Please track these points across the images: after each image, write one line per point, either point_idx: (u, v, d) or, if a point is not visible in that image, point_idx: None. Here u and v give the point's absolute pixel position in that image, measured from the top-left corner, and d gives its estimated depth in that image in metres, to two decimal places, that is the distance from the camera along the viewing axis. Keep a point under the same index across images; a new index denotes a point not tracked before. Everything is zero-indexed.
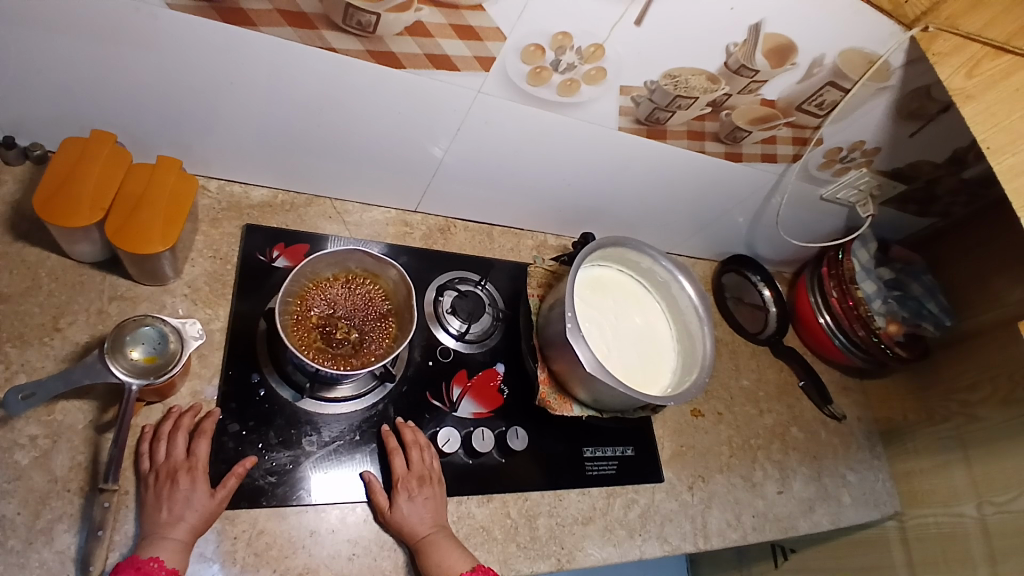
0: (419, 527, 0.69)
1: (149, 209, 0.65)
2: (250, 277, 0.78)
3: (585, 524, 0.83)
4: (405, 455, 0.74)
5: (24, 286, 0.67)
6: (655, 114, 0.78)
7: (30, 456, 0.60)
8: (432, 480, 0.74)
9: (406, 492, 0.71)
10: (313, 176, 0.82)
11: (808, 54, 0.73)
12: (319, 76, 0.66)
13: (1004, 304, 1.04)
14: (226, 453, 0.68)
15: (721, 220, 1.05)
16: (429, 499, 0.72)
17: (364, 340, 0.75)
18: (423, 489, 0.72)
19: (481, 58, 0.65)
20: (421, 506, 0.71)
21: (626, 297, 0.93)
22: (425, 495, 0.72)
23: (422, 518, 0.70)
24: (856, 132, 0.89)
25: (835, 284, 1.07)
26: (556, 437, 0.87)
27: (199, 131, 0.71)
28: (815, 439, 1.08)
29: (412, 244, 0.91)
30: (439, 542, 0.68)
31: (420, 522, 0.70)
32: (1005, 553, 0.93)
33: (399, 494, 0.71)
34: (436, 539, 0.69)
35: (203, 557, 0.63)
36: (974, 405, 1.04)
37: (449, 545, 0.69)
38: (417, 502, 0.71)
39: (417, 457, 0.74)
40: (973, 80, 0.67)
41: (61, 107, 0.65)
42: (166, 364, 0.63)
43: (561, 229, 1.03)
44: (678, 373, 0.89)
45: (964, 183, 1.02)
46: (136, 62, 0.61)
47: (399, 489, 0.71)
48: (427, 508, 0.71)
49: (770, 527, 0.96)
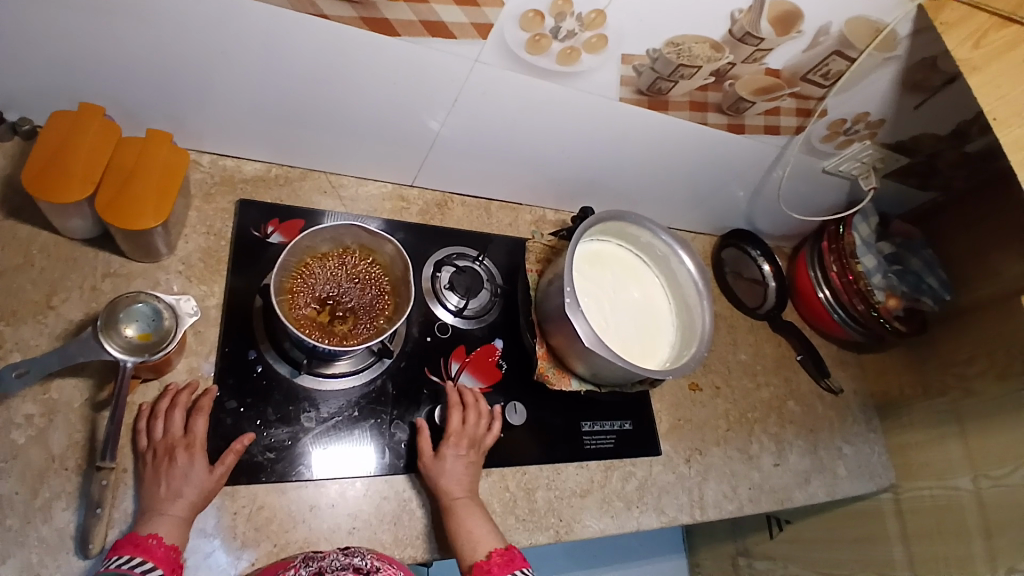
0: (455, 486, 0.71)
1: (141, 183, 0.63)
2: (245, 252, 0.77)
3: (583, 496, 0.84)
4: (460, 413, 0.77)
5: (16, 263, 0.66)
6: (657, 84, 0.76)
7: (27, 434, 0.60)
8: (478, 445, 0.76)
9: (452, 450, 0.73)
10: (307, 150, 0.81)
11: (814, 22, 0.71)
12: (310, 46, 0.64)
13: (1003, 279, 1.03)
14: (224, 430, 0.68)
15: (722, 193, 1.03)
16: (469, 462, 0.74)
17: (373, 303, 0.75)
18: (467, 451, 0.74)
19: (478, 25, 0.63)
20: (461, 467, 0.73)
21: (625, 271, 0.92)
22: (469, 459, 0.74)
23: (458, 479, 0.72)
24: (860, 103, 0.87)
25: (835, 259, 1.06)
26: (555, 411, 0.87)
27: (189, 103, 0.69)
28: (812, 413, 1.09)
29: (410, 219, 0.90)
30: (468, 507, 0.70)
31: (455, 483, 0.72)
32: (1002, 526, 0.92)
33: (448, 449, 0.73)
34: (466, 503, 0.71)
35: (204, 531, 0.63)
36: (971, 378, 1.04)
37: (476, 513, 0.70)
38: (458, 462, 0.73)
39: (472, 420, 0.77)
40: (979, 51, 0.67)
41: (45, 79, 0.63)
42: (161, 341, 0.63)
43: (559, 203, 1.01)
44: (677, 347, 0.88)
45: (967, 155, 1.01)
46: (125, 32, 0.59)
47: (448, 444, 0.74)
48: (467, 470, 0.73)
49: (766, 499, 0.97)
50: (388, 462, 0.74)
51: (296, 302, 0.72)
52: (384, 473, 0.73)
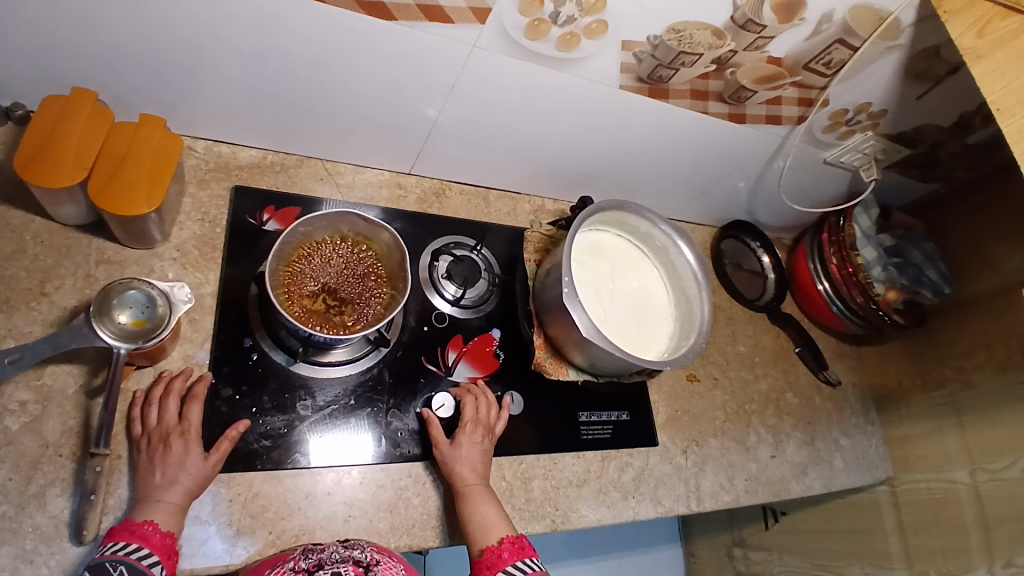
0: (469, 473, 0.72)
1: (134, 168, 0.63)
2: (240, 240, 0.76)
3: (580, 486, 0.84)
4: (475, 401, 0.78)
5: (9, 249, 0.65)
6: (657, 71, 0.75)
7: (21, 421, 0.60)
8: (492, 434, 0.77)
9: (466, 437, 0.74)
10: (303, 136, 0.80)
11: (817, 9, 0.70)
12: (306, 30, 0.63)
13: (1002, 272, 1.03)
14: (219, 417, 0.67)
15: (722, 184, 1.03)
16: (483, 450, 0.75)
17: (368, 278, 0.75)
18: (482, 439, 0.75)
19: (476, 9, 0.62)
20: (476, 454, 0.74)
21: (624, 262, 0.91)
22: (483, 446, 0.75)
23: (472, 466, 0.73)
24: (862, 93, 0.86)
25: (835, 251, 1.06)
26: (552, 401, 0.87)
27: (183, 88, 0.68)
28: (809, 405, 1.09)
29: (407, 207, 0.89)
30: (480, 494, 0.71)
31: (469, 469, 0.72)
32: (997, 520, 0.93)
33: (463, 435, 0.74)
34: (478, 490, 0.71)
35: (200, 519, 0.63)
36: (970, 371, 1.04)
37: (488, 501, 0.71)
38: (472, 449, 0.74)
39: (487, 410, 0.78)
40: (984, 39, 0.66)
41: (36, 64, 0.62)
42: (155, 327, 0.62)
43: (559, 193, 1.01)
44: (675, 339, 0.88)
45: (969, 147, 1.00)
46: (117, 14, 0.58)
47: (463, 431, 0.75)
48: (481, 457, 0.74)
49: (762, 490, 0.97)
50: (386, 451, 0.74)
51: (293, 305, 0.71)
52: (381, 461, 0.73)
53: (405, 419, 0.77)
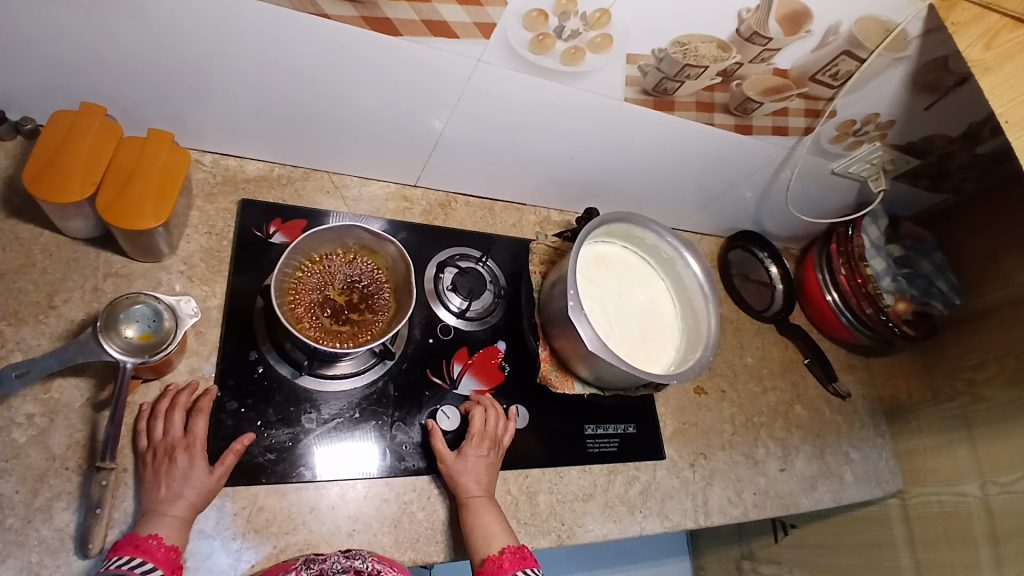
0: (474, 485, 0.72)
1: (140, 182, 0.63)
2: (247, 252, 0.77)
3: (585, 501, 0.83)
4: (483, 413, 0.78)
5: (18, 263, 0.66)
6: (662, 84, 0.75)
7: (28, 434, 0.60)
8: (499, 447, 0.77)
9: (472, 449, 0.74)
10: (310, 149, 0.80)
11: (822, 21, 0.70)
12: (313, 47, 0.63)
13: (1012, 283, 1.02)
14: (224, 430, 0.67)
15: (729, 194, 1.02)
16: (489, 463, 0.74)
17: (356, 277, 0.76)
18: (488, 452, 0.75)
19: (481, 24, 0.63)
20: (482, 467, 0.73)
21: (630, 274, 0.91)
22: (488, 458, 0.75)
23: (477, 478, 0.72)
24: (870, 104, 0.86)
25: (844, 262, 1.05)
26: (557, 414, 0.87)
27: (191, 103, 0.69)
28: (818, 417, 1.08)
29: (413, 219, 0.89)
30: (484, 506, 0.70)
31: (474, 481, 0.72)
32: (1007, 534, 0.91)
33: (469, 448, 0.74)
34: (482, 502, 0.71)
35: (204, 532, 0.63)
36: (980, 384, 1.02)
37: (491, 512, 0.70)
38: (478, 461, 0.73)
39: (495, 421, 0.78)
40: (991, 52, 0.66)
41: (48, 79, 0.62)
42: (161, 342, 0.63)
43: (564, 204, 1.01)
44: (682, 352, 0.87)
45: (978, 158, 0.99)
46: (125, 31, 0.58)
47: (469, 443, 0.74)
48: (487, 471, 0.74)
49: (771, 504, 0.96)
50: (390, 464, 0.74)
51: (307, 330, 0.70)
52: (384, 475, 0.73)
53: (409, 432, 0.76)
